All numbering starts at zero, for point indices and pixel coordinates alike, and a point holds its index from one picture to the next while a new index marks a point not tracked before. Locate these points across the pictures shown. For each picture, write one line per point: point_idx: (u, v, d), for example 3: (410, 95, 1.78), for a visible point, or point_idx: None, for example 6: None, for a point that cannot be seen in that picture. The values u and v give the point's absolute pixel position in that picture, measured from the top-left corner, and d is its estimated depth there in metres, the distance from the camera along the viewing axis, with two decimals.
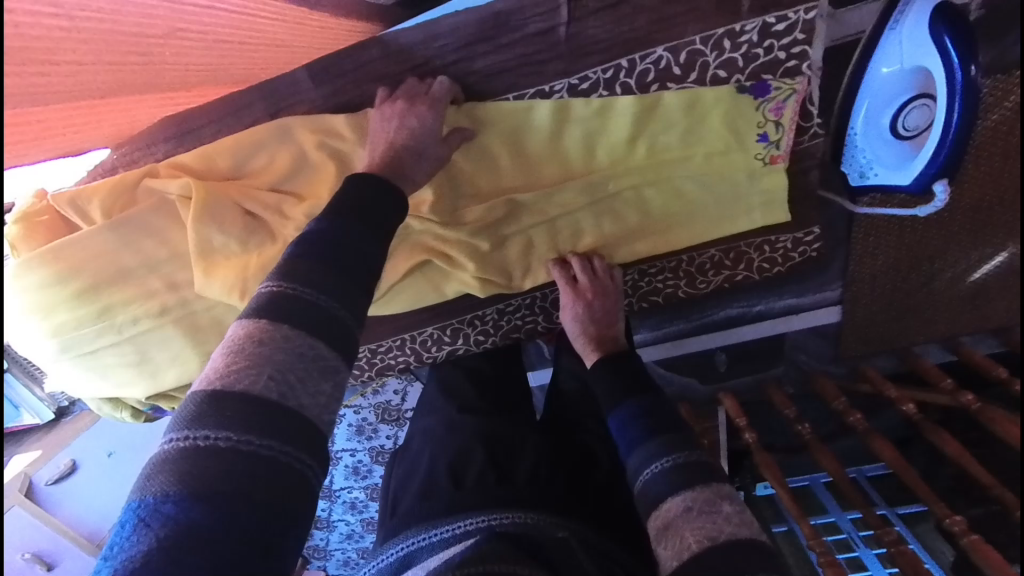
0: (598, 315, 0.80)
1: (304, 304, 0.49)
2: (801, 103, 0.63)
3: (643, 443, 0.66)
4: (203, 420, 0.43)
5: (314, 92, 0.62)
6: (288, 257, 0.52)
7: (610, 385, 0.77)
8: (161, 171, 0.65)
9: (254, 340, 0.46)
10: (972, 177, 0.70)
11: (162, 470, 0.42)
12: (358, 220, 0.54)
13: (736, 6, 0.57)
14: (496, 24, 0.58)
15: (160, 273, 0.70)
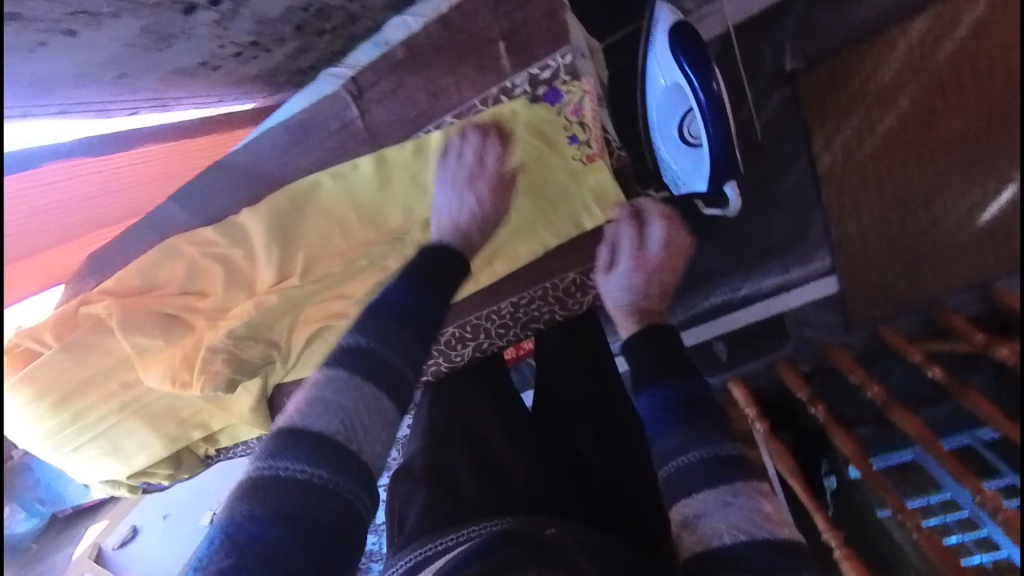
0: (654, 290, 0.70)
1: (382, 364, 0.55)
2: (596, 102, 0.64)
3: (685, 427, 0.54)
4: (287, 451, 0.48)
5: (184, 214, 0.77)
6: (364, 316, 0.58)
7: (643, 354, 0.63)
8: (92, 297, 0.81)
9: (330, 386, 0.52)
10: (947, 108, 0.76)
11: (248, 490, 0.47)
12: (419, 284, 0.61)
13: (498, 66, 0.62)
14: (304, 129, 0.70)
15: (114, 376, 0.85)
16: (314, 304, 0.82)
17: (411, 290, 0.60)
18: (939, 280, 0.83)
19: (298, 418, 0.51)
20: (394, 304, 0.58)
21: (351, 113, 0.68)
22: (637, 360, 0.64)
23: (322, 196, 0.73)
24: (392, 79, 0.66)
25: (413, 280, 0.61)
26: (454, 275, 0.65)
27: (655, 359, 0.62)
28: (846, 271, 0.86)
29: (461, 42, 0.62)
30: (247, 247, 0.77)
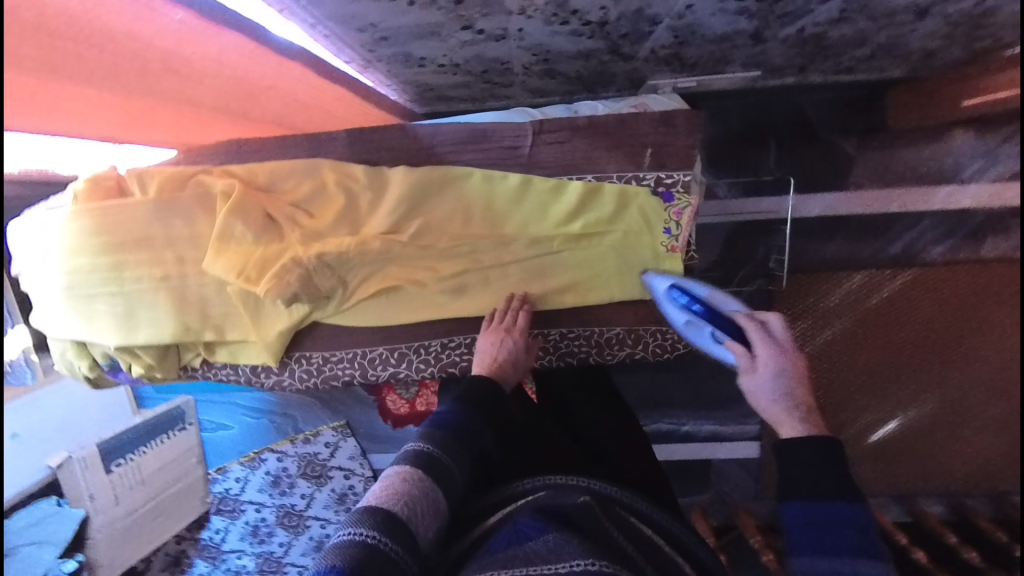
0: (796, 379, 0.72)
1: (438, 460, 0.68)
2: (694, 213, 0.88)
3: (856, 560, 0.52)
4: (363, 521, 0.58)
5: (345, 148, 0.88)
6: (425, 430, 0.73)
7: (812, 464, 0.58)
8: (213, 172, 0.86)
9: (405, 479, 0.65)
10: (889, 361, 1.49)
11: (331, 550, 0.56)
12: (472, 409, 0.77)
13: (639, 161, 0.86)
14: (482, 135, 0.86)
15: (176, 248, 0.86)
16: (400, 265, 0.92)
17: (466, 412, 0.76)
18: (877, 474, 1.54)
19: (378, 501, 0.62)
20: (450, 420, 0.74)
21: (523, 142, 0.86)
22: (794, 469, 0.59)
23: (465, 186, 0.88)
24: (567, 134, 0.86)
25: (462, 402, 0.78)
26: (497, 395, 0.82)
27: (826, 480, 0.57)
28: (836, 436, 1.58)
29: (625, 135, 0.85)
30: (378, 195, 0.88)
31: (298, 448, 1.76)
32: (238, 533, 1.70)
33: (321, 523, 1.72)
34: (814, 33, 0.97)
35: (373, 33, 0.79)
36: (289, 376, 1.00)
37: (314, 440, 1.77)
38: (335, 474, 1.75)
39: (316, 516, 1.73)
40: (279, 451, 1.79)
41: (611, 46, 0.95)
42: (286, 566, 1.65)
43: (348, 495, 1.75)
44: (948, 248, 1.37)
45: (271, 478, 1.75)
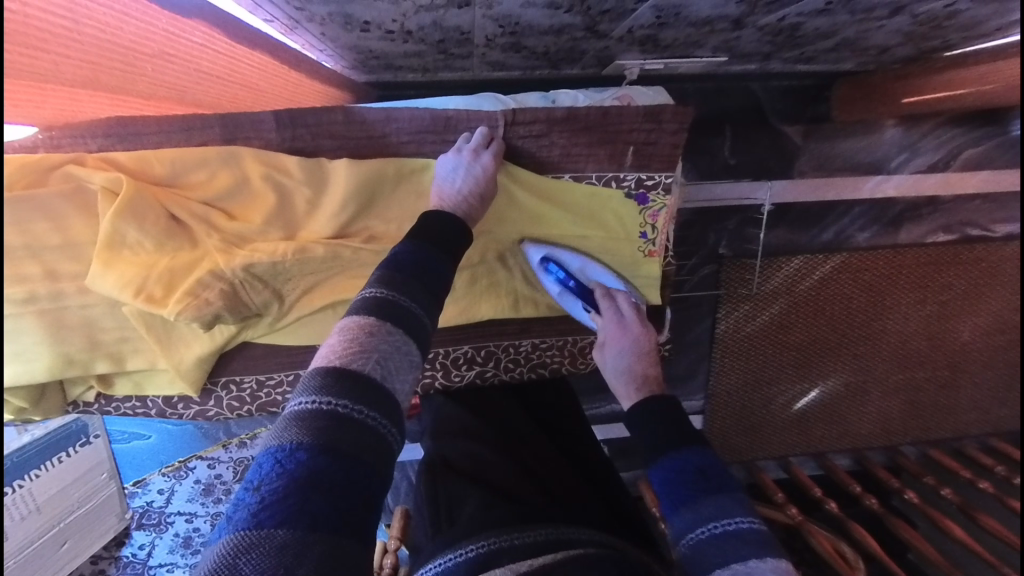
0: (643, 352, 0.79)
1: (403, 311, 0.58)
2: (672, 215, 0.82)
3: (705, 497, 0.59)
4: (330, 388, 0.49)
5: (275, 133, 0.70)
6: (381, 274, 0.61)
7: (650, 425, 0.69)
8: (88, 161, 0.65)
9: (365, 331, 0.54)
10: (828, 330, 1.55)
11: (292, 424, 0.47)
12: (430, 249, 0.65)
13: (621, 160, 0.77)
14: (446, 124, 0.73)
15: (42, 259, 0.66)
16: (351, 275, 0.78)
17: (425, 252, 0.64)
18: (807, 439, 1.70)
19: (334, 362, 0.52)
20: (405, 257, 0.62)
21: (494, 134, 0.74)
22: (649, 429, 0.69)
23: (425, 181, 0.75)
24: (544, 126, 0.74)
25: (420, 242, 0.64)
26: (454, 228, 0.68)
27: (667, 427, 0.68)
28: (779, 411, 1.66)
29: (607, 131, 0.75)
30: (318, 192, 0.73)
31: (234, 453, 1.54)
32: (166, 546, 1.50)
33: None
34: (792, 24, 0.92)
35: None
36: (215, 405, 0.85)
37: (251, 444, 1.56)
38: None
39: None
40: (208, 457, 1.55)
41: (588, 23, 0.84)
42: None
43: None
44: (872, 235, 1.47)
45: (202, 486, 1.53)
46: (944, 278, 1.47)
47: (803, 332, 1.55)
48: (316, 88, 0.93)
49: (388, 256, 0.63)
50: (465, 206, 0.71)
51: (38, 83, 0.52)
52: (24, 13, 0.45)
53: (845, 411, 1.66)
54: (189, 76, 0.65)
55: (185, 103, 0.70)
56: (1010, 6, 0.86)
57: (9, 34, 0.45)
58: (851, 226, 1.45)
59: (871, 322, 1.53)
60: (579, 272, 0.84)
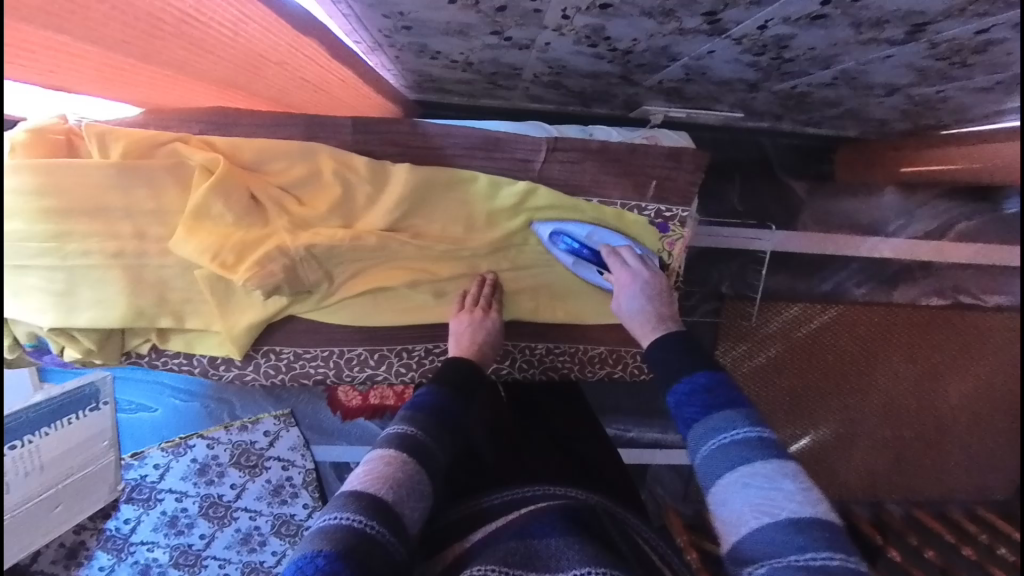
0: (656, 292, 0.82)
1: (420, 444, 0.64)
2: (686, 245, 0.92)
3: (716, 411, 0.61)
4: (351, 506, 0.54)
5: (349, 135, 0.81)
6: (406, 413, 0.69)
7: (667, 358, 0.72)
8: (192, 141, 0.75)
9: (387, 462, 0.60)
10: (816, 378, 1.64)
11: (316, 536, 0.52)
12: (454, 392, 0.74)
13: (643, 191, 0.88)
14: (495, 144, 0.84)
15: (135, 221, 0.75)
16: (393, 266, 0.87)
17: (448, 396, 0.73)
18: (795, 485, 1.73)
19: (358, 487, 0.57)
20: (428, 403, 0.71)
21: (536, 157, 0.85)
22: (664, 365, 0.71)
23: (470, 190, 0.85)
24: (580, 155, 0.85)
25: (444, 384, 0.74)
26: (476, 379, 0.79)
27: (682, 357, 0.70)
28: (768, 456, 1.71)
29: (633, 164, 0.86)
30: (377, 190, 0.83)
31: (233, 436, 1.61)
32: (152, 523, 1.47)
33: (250, 516, 1.54)
34: (802, 92, 1.04)
35: (396, 22, 0.72)
36: (252, 371, 0.92)
37: (252, 428, 1.63)
38: (272, 465, 1.62)
39: (245, 508, 1.55)
40: (209, 437, 1.62)
41: (625, 72, 0.96)
42: (205, 560, 1.45)
43: (284, 487, 1.61)
44: (867, 291, 1.59)
45: (198, 466, 1.57)
46: (930, 341, 1.61)
47: (795, 377, 1.64)
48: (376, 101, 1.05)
49: (413, 401, 0.71)
50: (480, 354, 0.84)
51: (192, 72, 0.63)
52: (208, 25, 0.55)
53: (838, 457, 1.70)
54: (296, 82, 0.75)
55: (285, 107, 0.83)
56: (995, 98, 0.98)
57: (179, 32, 0.54)
58: (848, 280, 1.57)
59: (863, 375, 1.64)
60: (589, 239, 0.88)
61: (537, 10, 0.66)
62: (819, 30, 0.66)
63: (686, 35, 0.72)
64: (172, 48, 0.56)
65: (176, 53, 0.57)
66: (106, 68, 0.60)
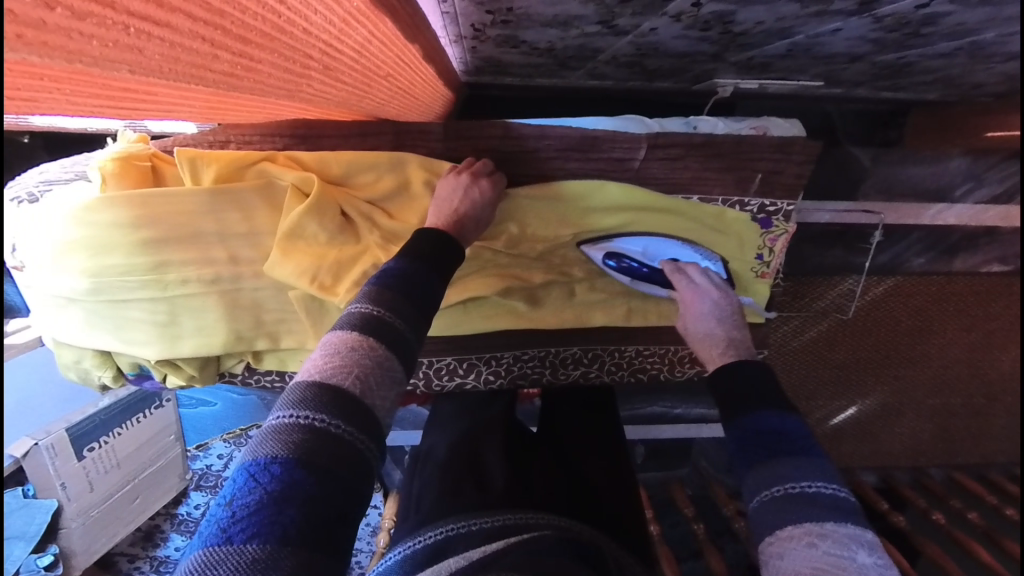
0: (726, 314, 0.81)
1: (389, 326, 0.56)
2: (788, 241, 0.87)
3: (786, 458, 0.59)
4: (309, 402, 0.48)
5: (440, 142, 0.76)
6: (371, 286, 0.60)
7: (736, 385, 0.69)
8: (279, 159, 0.71)
9: (348, 346, 0.53)
10: (853, 350, 1.49)
11: (269, 438, 0.47)
12: (421, 259, 0.64)
13: (747, 186, 0.82)
14: (592, 143, 0.78)
15: (228, 244, 0.72)
16: (485, 274, 0.84)
17: (416, 265, 0.63)
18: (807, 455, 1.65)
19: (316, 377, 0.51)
20: (395, 272, 0.62)
21: (635, 155, 0.79)
22: (729, 390, 0.70)
23: (563, 192, 0.80)
24: (682, 151, 0.79)
25: (412, 254, 0.64)
26: (451, 251, 0.69)
27: (755, 392, 0.67)
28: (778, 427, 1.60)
29: (739, 158, 0.80)
30: None
31: None
32: None
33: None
34: (908, 61, 0.95)
35: (498, 16, 0.65)
36: None
37: None
38: None
39: None
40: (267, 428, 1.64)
41: (719, 51, 0.88)
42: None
43: None
44: (925, 262, 1.36)
45: None
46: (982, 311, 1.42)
47: (832, 350, 1.48)
48: (442, 94, 0.98)
49: (381, 270, 0.62)
50: (458, 227, 0.71)
51: (309, 100, 0.56)
52: (350, 57, 0.49)
53: (866, 428, 1.60)
54: (392, 93, 0.69)
55: (370, 118, 0.77)
56: None
57: (322, 69, 0.48)
58: (907, 251, 1.34)
59: (914, 347, 1.47)
60: (643, 256, 0.84)
61: None
62: (985, 8, 0.60)
63: (822, 16, 0.65)
64: (307, 84, 0.50)
65: (307, 87, 0.51)
66: (215, 103, 0.53)
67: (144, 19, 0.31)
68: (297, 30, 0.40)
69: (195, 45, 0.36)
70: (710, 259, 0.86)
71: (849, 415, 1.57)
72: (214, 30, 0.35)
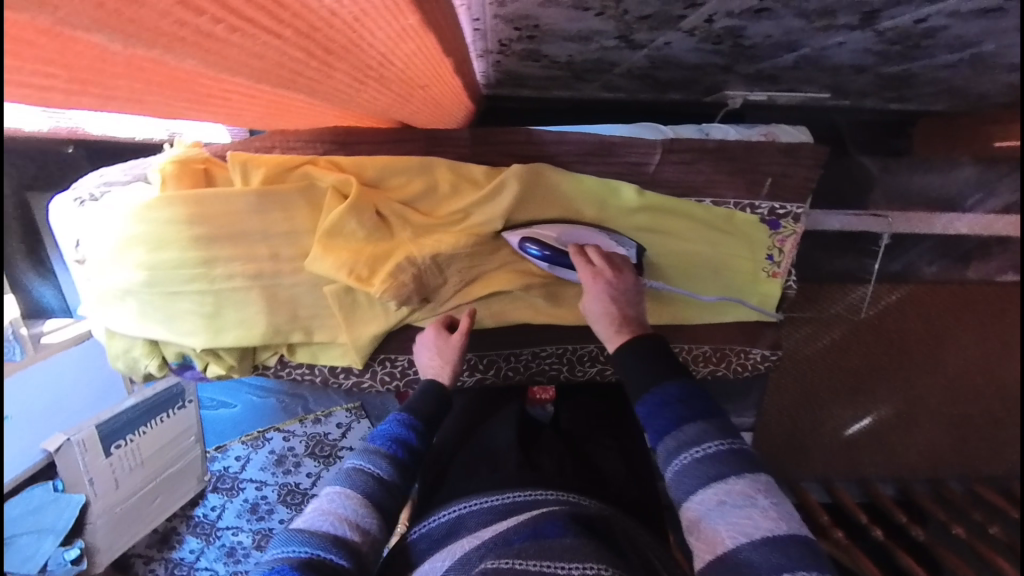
0: (620, 294, 0.77)
1: (385, 477, 0.69)
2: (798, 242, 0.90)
3: (686, 424, 0.61)
4: (316, 536, 0.60)
5: (467, 148, 0.81)
6: (375, 444, 0.73)
7: (642, 364, 0.69)
8: (320, 162, 0.77)
9: (350, 489, 0.66)
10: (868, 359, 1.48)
11: (280, 563, 0.59)
12: (418, 420, 0.77)
13: (757, 190, 0.86)
14: (609, 149, 0.82)
15: (270, 243, 0.78)
16: (507, 271, 0.88)
17: (413, 425, 0.77)
18: (824, 468, 1.60)
19: (323, 513, 0.64)
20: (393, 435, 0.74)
21: (650, 160, 0.83)
22: (634, 371, 0.70)
23: (580, 193, 0.83)
24: (695, 156, 0.83)
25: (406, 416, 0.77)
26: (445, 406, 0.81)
27: (648, 366, 0.69)
28: (792, 431, 1.57)
29: (750, 163, 0.84)
30: (493, 196, 0.81)
31: (308, 428, 1.67)
32: (235, 510, 1.60)
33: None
34: (911, 73, 0.99)
35: (525, 32, 0.71)
36: (370, 377, 0.96)
37: (325, 421, 1.66)
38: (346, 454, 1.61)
39: None
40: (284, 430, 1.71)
41: (729, 64, 0.93)
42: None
43: None
44: (939, 269, 1.38)
45: (275, 457, 1.64)
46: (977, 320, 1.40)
47: (846, 359, 1.48)
48: (465, 106, 1.05)
49: (383, 429, 0.75)
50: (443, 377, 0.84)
51: (355, 104, 0.64)
52: (395, 70, 0.55)
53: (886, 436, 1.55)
54: (426, 102, 0.76)
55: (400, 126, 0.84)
56: None
57: (374, 78, 0.54)
58: (918, 258, 1.34)
59: (929, 356, 1.45)
60: (558, 239, 0.81)
61: (680, 17, 0.64)
62: (982, 21, 0.64)
63: (826, 30, 0.69)
64: (357, 90, 0.56)
65: (355, 94, 0.58)
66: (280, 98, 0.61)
67: (248, 26, 0.37)
68: (369, 46, 0.46)
69: (277, 45, 0.41)
70: (624, 244, 0.84)
71: (865, 425, 1.54)
72: (307, 39, 0.42)
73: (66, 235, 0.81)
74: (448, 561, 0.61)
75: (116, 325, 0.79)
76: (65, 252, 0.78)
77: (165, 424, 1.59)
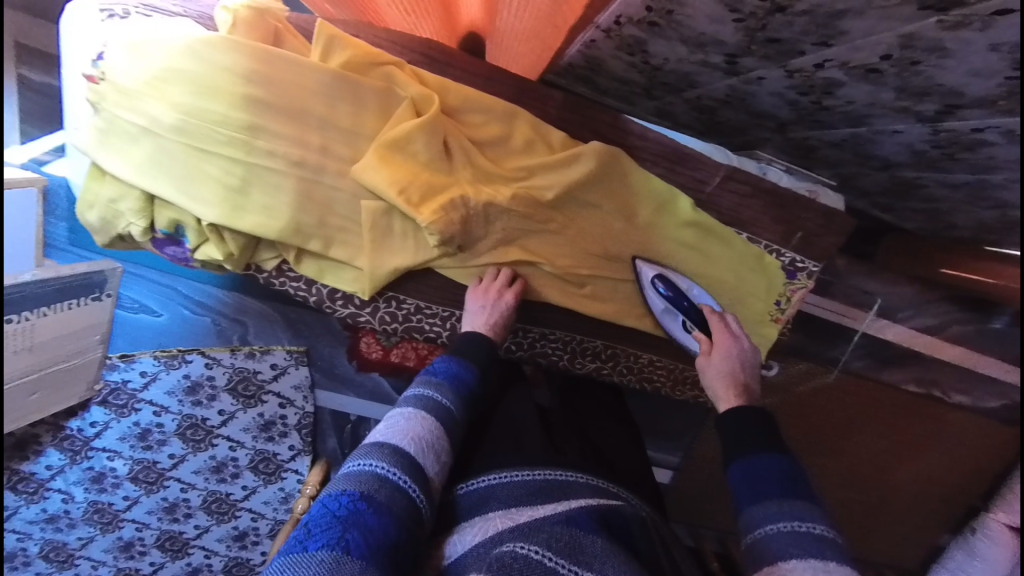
0: (743, 362, 0.78)
1: (449, 415, 0.65)
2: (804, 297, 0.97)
3: (793, 498, 0.57)
4: (393, 462, 0.56)
5: (552, 111, 0.80)
6: (443, 384, 0.68)
7: (743, 424, 0.66)
8: (406, 69, 0.73)
9: (422, 421, 0.62)
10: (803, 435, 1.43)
11: (356, 482, 0.54)
12: (481, 369, 0.74)
13: (789, 240, 0.92)
14: (680, 158, 0.85)
15: (325, 134, 0.70)
16: (549, 245, 0.86)
17: (474, 372, 0.73)
18: None
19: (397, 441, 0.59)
20: (455, 375, 0.70)
21: (711, 181, 0.87)
22: (731, 434, 0.66)
23: (641, 191, 0.85)
24: (750, 190, 0.88)
25: (462, 361, 0.73)
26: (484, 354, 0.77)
27: (765, 434, 0.64)
28: None
29: (794, 212, 0.90)
30: (562, 164, 0.80)
31: (236, 359, 1.35)
32: (120, 432, 1.23)
33: (231, 446, 1.33)
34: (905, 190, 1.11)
35: (654, 15, 0.75)
36: (367, 313, 0.90)
37: (259, 357, 1.37)
38: (269, 400, 1.38)
39: (227, 437, 1.33)
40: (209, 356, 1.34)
41: (788, 121, 1.01)
42: (122, 523, 1.21)
43: (275, 425, 1.39)
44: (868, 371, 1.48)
45: (188, 384, 1.30)
46: (913, 431, 1.37)
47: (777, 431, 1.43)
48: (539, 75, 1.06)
49: (447, 371, 0.70)
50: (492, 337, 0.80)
51: None
52: None
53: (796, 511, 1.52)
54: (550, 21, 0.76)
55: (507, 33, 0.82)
56: None
57: None
58: None
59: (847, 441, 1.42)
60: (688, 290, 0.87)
61: (800, 52, 0.69)
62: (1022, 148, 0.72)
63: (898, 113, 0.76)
64: None
65: None
66: None
67: None
68: None
69: None
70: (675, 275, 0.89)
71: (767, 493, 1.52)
72: None
73: (85, 49, 0.70)
74: (479, 537, 0.56)
75: (118, 166, 0.68)
76: (84, 66, 0.67)
77: (72, 312, 1.06)
